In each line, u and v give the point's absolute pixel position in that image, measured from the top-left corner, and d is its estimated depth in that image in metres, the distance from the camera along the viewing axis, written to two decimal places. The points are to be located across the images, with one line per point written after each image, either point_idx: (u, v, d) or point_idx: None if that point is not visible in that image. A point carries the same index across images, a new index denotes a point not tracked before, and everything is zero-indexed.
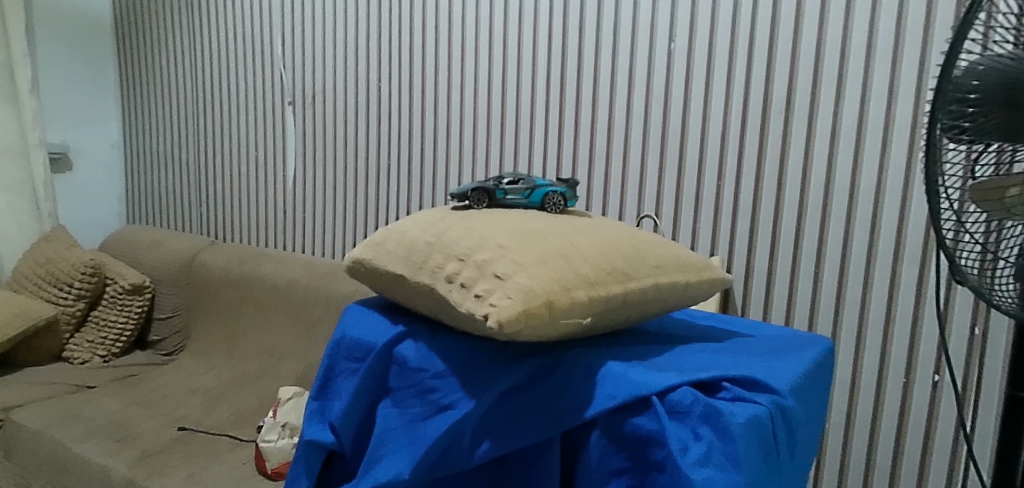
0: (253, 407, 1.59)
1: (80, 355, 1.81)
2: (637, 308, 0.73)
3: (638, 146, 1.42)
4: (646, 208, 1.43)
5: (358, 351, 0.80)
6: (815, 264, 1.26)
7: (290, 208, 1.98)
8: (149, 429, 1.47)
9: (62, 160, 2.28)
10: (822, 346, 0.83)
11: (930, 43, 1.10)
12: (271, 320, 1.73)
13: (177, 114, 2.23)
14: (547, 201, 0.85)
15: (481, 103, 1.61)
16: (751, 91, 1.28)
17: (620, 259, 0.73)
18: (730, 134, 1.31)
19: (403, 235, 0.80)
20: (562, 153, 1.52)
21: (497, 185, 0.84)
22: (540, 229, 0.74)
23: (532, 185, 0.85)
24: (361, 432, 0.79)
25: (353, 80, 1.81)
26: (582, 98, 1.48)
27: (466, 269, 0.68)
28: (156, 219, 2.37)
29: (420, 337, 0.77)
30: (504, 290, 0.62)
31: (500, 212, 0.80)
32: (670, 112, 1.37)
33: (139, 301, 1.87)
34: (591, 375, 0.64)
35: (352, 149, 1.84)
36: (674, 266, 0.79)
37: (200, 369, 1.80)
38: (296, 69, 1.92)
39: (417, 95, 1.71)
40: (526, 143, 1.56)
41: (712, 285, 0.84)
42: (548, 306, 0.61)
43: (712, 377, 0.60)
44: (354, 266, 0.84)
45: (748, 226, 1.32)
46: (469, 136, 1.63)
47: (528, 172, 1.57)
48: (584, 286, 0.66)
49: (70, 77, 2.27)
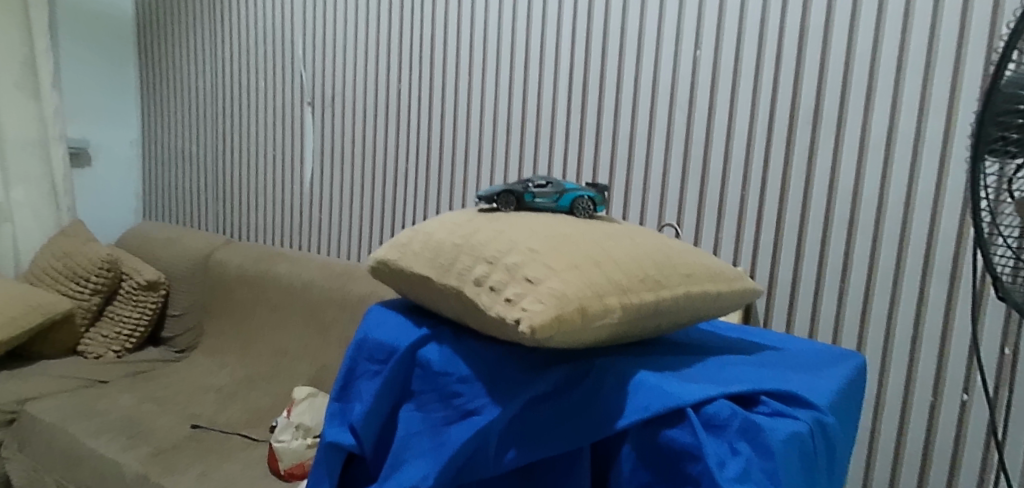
0: (266, 406, 1.58)
1: (94, 350, 1.81)
2: (667, 317, 0.71)
3: (661, 154, 1.40)
4: (668, 216, 1.41)
5: (380, 353, 0.79)
6: (842, 278, 1.23)
7: (306, 209, 1.98)
8: (162, 426, 1.46)
9: (81, 155, 2.28)
10: (854, 360, 0.80)
11: (963, 55, 1.08)
12: (285, 320, 1.73)
13: (196, 113, 2.22)
14: (575, 205, 0.83)
15: (502, 108, 1.60)
16: (778, 101, 1.26)
17: (652, 266, 0.71)
18: (756, 141, 1.29)
19: (429, 236, 0.79)
20: (583, 159, 1.51)
21: (525, 187, 0.82)
22: (569, 232, 0.73)
23: (561, 189, 0.83)
24: (382, 436, 0.77)
25: (371, 80, 1.81)
26: (605, 104, 1.46)
27: (496, 272, 0.67)
28: (172, 217, 2.36)
29: (445, 341, 0.76)
30: (536, 294, 0.61)
31: (528, 216, 0.78)
32: (694, 120, 1.36)
33: (152, 298, 1.87)
34: (621, 385, 0.62)
35: (370, 148, 1.83)
36: (704, 275, 0.77)
37: (213, 367, 1.79)
38: (317, 71, 1.91)
39: (436, 99, 1.70)
40: (546, 147, 1.55)
41: (742, 297, 0.81)
42: (581, 312, 0.60)
43: (750, 390, 0.59)
44: (377, 267, 0.83)
45: (772, 238, 1.30)
46: (488, 142, 1.63)
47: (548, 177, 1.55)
48: (616, 293, 0.64)
49: (91, 74, 2.28)
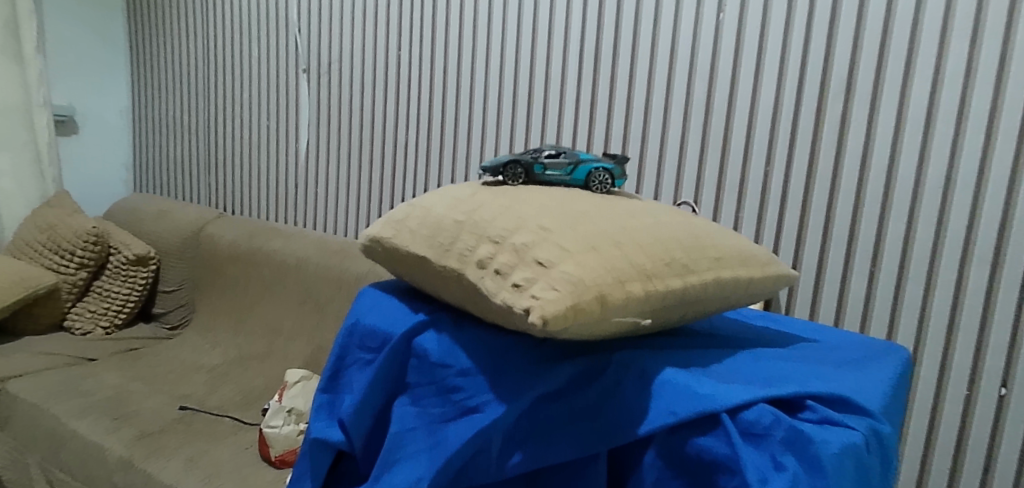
0: (259, 388, 1.51)
1: (82, 326, 1.75)
2: (693, 306, 0.64)
3: (678, 125, 1.31)
4: (685, 193, 1.33)
5: (373, 340, 0.71)
6: (873, 261, 1.15)
7: (301, 182, 1.89)
8: (150, 407, 1.40)
9: (67, 123, 2.18)
10: (899, 356, 0.72)
11: (1017, 16, 0.98)
12: (280, 298, 1.65)
13: (187, 80, 2.12)
14: (590, 179, 0.72)
15: (507, 76, 1.51)
16: (808, 69, 1.16)
17: (678, 248, 0.63)
18: (783, 113, 1.20)
19: (428, 211, 0.70)
20: (594, 132, 1.41)
21: (534, 158, 0.72)
22: (585, 208, 0.65)
23: (576, 160, 0.72)
24: (374, 431, 0.70)
25: (370, 45, 1.71)
26: (619, 71, 1.36)
27: (502, 253, 0.59)
28: (163, 190, 2.27)
29: (444, 328, 0.68)
30: (548, 280, 0.53)
31: (538, 191, 0.69)
32: (716, 89, 1.26)
33: (143, 274, 1.81)
34: (644, 383, 0.55)
35: (368, 118, 1.74)
36: (736, 259, 0.68)
37: (206, 345, 1.72)
38: (313, 36, 1.81)
39: (438, 66, 1.60)
40: (554, 117, 1.46)
41: (775, 284, 0.73)
42: (600, 301, 0.52)
43: (795, 394, 0.51)
44: (370, 246, 0.75)
45: (797, 217, 1.21)
46: (493, 112, 1.53)
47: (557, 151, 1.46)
48: (639, 279, 0.56)
49: (78, 39, 2.16)
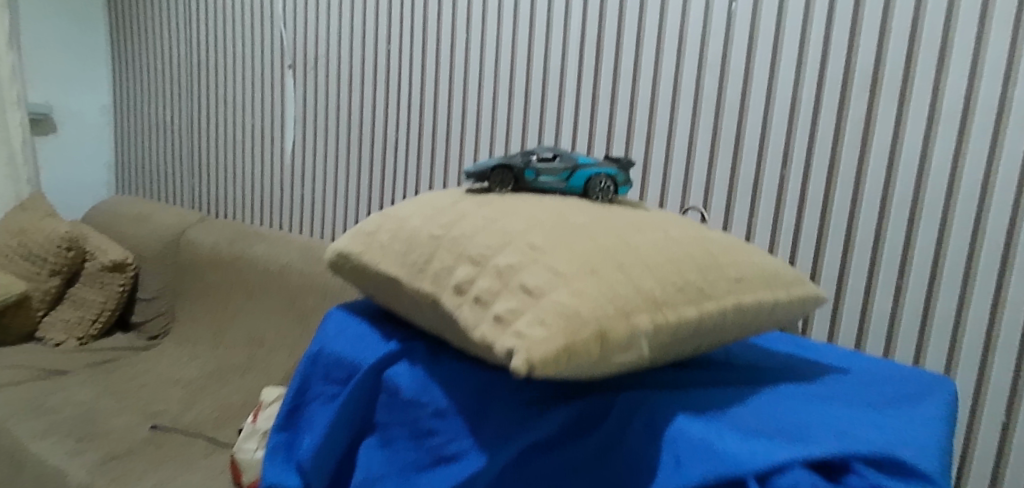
0: (237, 403, 1.41)
1: (55, 337, 1.66)
2: (709, 336, 0.54)
3: (668, 110, 1.06)
4: (693, 197, 1.05)
5: (338, 371, 0.62)
6: (906, 276, 0.88)
7: (285, 184, 1.77)
8: (118, 427, 1.30)
9: (44, 121, 2.10)
10: (944, 392, 0.62)
11: None
12: (261, 308, 1.55)
13: (171, 78, 2.02)
14: (590, 186, 0.63)
15: (481, 64, 1.33)
16: (832, 33, 0.90)
17: (693, 269, 0.53)
18: (803, 90, 0.93)
19: (401, 223, 0.61)
20: (580, 126, 1.18)
21: (525, 162, 0.62)
22: (582, 220, 0.55)
23: (574, 164, 0.63)
24: (339, 477, 0.61)
25: (352, 37, 1.57)
26: (605, 48, 1.13)
27: (482, 277, 0.49)
28: (147, 192, 2.17)
29: (419, 359, 0.58)
30: (537, 312, 0.43)
31: (529, 200, 0.60)
32: (710, 65, 1.01)
33: (119, 280, 1.70)
34: (653, 435, 0.45)
35: (351, 115, 1.61)
36: (758, 280, 0.58)
37: (184, 357, 1.61)
38: (296, 29, 1.69)
39: (417, 56, 1.45)
40: (529, 109, 1.26)
41: (802, 307, 0.63)
42: (600, 340, 0.42)
43: (840, 455, 0.41)
44: (335, 261, 0.65)
45: (817, 221, 0.94)
46: (468, 104, 1.36)
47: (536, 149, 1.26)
48: (648, 309, 0.47)
49: (59, 36, 2.08)
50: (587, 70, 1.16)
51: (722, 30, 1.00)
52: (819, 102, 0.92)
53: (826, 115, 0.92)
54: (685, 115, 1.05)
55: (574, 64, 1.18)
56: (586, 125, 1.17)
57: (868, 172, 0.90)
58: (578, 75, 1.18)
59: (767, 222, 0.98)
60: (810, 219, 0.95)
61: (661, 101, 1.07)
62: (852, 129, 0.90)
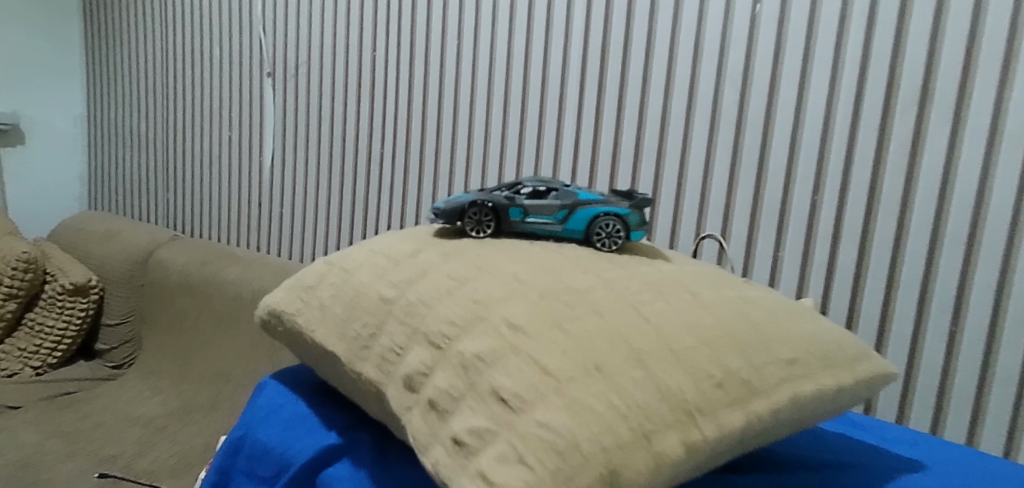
0: (200, 446, 1.27)
1: (8, 367, 1.48)
2: (756, 443, 0.39)
3: (679, 125, 0.91)
4: (711, 225, 0.90)
5: (263, 468, 0.48)
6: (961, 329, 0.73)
7: (262, 201, 1.63)
8: (62, 476, 1.16)
9: (12, 132, 1.98)
10: None
11: None
12: (231, 339, 1.41)
13: (148, 86, 1.89)
14: (593, 229, 0.47)
15: (464, 68, 1.16)
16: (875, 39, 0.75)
17: (734, 351, 0.39)
18: (839, 105, 0.79)
19: (348, 277, 0.47)
20: (578, 141, 1.02)
21: (509, 197, 0.48)
22: (582, 280, 0.40)
23: (573, 200, 0.48)
24: None
25: (329, 39, 1.41)
26: (606, 53, 0.98)
27: (443, 367, 0.35)
28: (121, 208, 2.04)
29: (365, 458, 0.44)
30: (516, 437, 0.29)
31: (514, 247, 0.46)
32: (727, 75, 0.86)
33: (82, 304, 1.55)
34: None
35: (327, 125, 1.44)
36: (815, 359, 0.44)
37: (147, 391, 1.47)
38: (273, 32, 1.54)
39: (394, 60, 1.28)
40: (517, 121, 1.09)
41: (870, 390, 0.48)
42: (610, 482, 0.28)
43: None
44: (270, 322, 0.52)
45: (855, 256, 0.79)
46: (451, 114, 1.19)
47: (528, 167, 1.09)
48: (678, 422, 0.32)
49: (29, 41, 1.97)
50: (593, 79, 0.99)
51: (748, 32, 0.84)
52: (858, 119, 0.78)
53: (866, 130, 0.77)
54: (706, 133, 0.89)
55: (578, 73, 1.01)
56: (590, 142, 1.01)
57: (916, 205, 0.74)
58: (583, 85, 1.01)
59: (796, 257, 0.84)
60: (851, 258, 0.80)
61: (678, 116, 0.92)
62: (897, 149, 0.75)
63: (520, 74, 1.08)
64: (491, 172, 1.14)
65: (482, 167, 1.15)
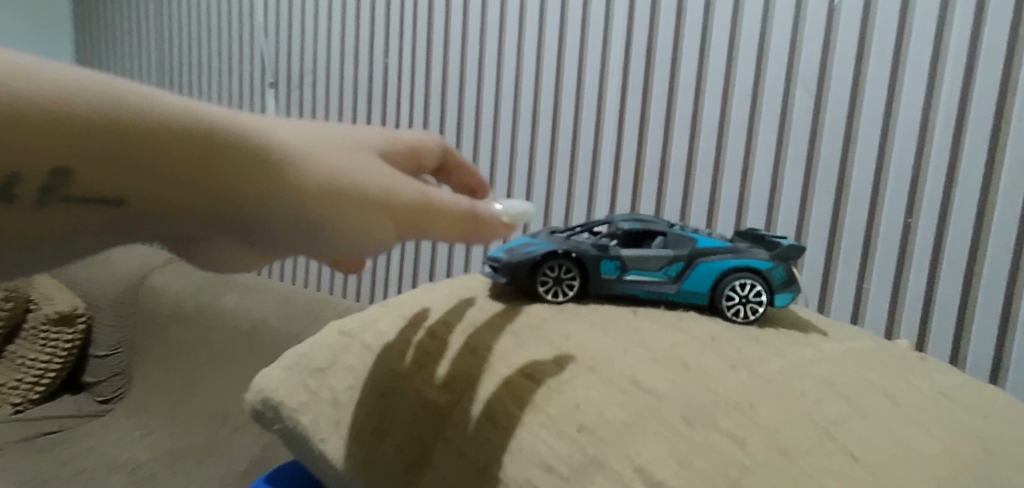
0: None
1: None
2: None
3: (742, 136, 0.77)
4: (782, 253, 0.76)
5: None
6: None
7: None
8: None
9: None
10: None
11: None
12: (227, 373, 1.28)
13: None
14: (720, 286, 0.47)
15: (486, 70, 0.98)
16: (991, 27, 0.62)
17: None
18: (938, 110, 0.66)
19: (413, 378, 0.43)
20: (622, 156, 0.86)
21: (612, 252, 0.47)
22: (721, 380, 0.37)
23: (691, 254, 0.47)
24: None
25: (322, 37, 1.20)
26: (655, 54, 0.82)
27: None
28: None
29: None
30: None
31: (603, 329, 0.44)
32: (800, 77, 0.73)
33: (68, 336, 1.33)
34: None
35: None
36: None
37: None
38: (258, 30, 1.32)
39: (400, 61, 1.09)
40: (548, 134, 0.93)
41: None
42: None
43: None
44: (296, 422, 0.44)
45: (961, 288, 0.67)
46: (469, 125, 1.01)
47: (564, 187, 0.93)
48: None
49: None
50: (660, 87, 0.82)
51: (826, 26, 0.71)
52: (964, 125, 0.65)
53: (973, 139, 0.64)
54: (774, 144, 0.75)
55: (641, 75, 0.83)
56: (634, 155, 0.85)
57: None
58: (647, 92, 0.83)
59: (883, 294, 0.71)
60: (953, 289, 0.67)
61: (767, 140, 0.76)
62: (1016, 155, 0.63)
63: (572, 82, 0.89)
64: (521, 187, 0.97)
65: (527, 190, 0.97)
